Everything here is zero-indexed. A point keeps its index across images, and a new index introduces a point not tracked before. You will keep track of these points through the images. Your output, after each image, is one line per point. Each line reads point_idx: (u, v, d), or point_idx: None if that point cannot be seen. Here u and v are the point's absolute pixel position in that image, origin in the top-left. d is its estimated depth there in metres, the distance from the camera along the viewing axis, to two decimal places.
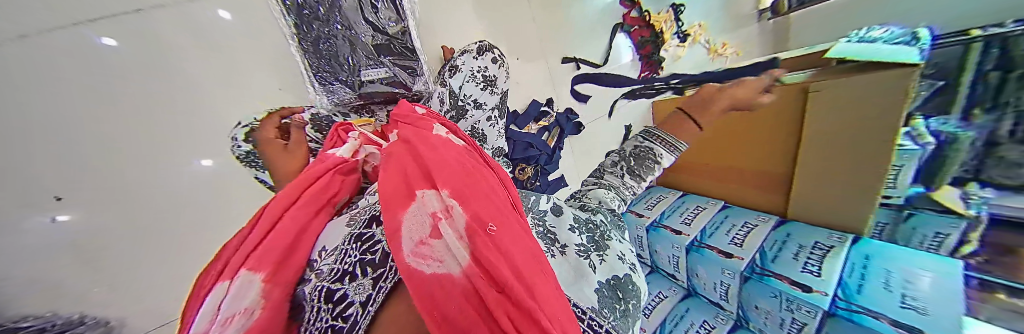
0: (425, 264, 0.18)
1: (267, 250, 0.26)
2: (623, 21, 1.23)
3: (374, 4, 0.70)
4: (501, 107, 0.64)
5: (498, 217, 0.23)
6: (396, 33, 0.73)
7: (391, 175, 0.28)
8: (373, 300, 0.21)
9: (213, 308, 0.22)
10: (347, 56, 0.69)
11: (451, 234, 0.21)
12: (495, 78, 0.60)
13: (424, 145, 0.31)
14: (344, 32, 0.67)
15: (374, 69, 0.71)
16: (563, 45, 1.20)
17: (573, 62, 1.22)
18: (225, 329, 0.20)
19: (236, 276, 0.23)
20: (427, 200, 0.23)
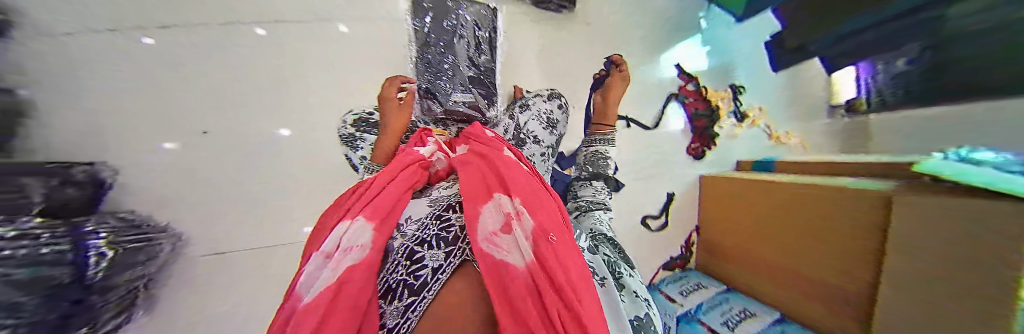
0: (497, 252, 0.24)
1: (377, 204, 0.31)
2: (677, 91, 1.15)
3: (479, 54, 0.85)
4: (554, 145, 0.67)
5: (558, 231, 0.26)
6: (484, 70, 0.85)
7: (470, 177, 0.35)
8: (439, 270, 0.25)
9: (338, 237, 0.28)
10: (450, 86, 0.79)
11: (520, 233, 0.25)
12: (557, 122, 0.67)
13: (498, 163, 0.36)
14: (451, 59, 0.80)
15: (466, 96, 0.81)
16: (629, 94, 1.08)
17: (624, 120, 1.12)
18: (346, 255, 0.26)
19: (355, 219, 0.29)
20: (503, 203, 0.28)
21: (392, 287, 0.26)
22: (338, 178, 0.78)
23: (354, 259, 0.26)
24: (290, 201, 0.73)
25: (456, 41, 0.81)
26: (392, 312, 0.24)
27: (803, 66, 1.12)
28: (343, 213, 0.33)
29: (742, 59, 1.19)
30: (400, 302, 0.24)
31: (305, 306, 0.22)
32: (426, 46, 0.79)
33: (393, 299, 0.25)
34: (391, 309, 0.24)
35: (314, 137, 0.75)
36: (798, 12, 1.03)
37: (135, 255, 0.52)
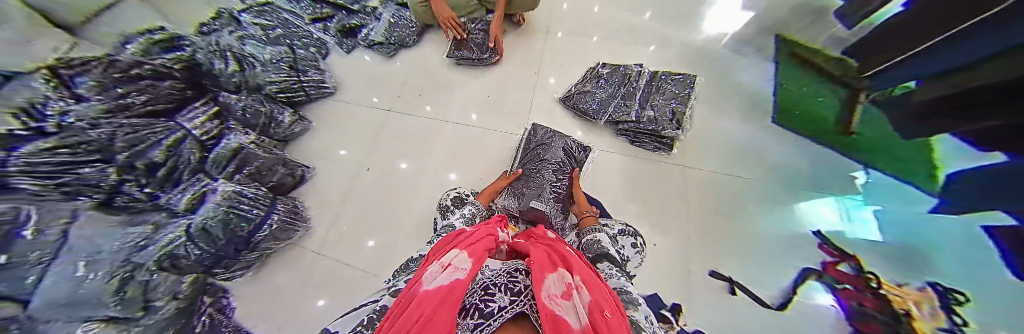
0: (555, 306, 0.22)
1: (474, 246, 0.35)
2: (821, 269, 0.63)
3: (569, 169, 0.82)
4: (605, 253, 0.52)
5: (614, 317, 0.24)
6: (567, 183, 0.79)
7: (540, 251, 0.35)
8: (505, 309, 0.22)
9: (445, 259, 0.32)
10: (536, 188, 0.76)
11: (578, 302, 0.24)
12: (628, 261, 0.55)
13: (564, 250, 0.38)
14: (540, 168, 0.79)
15: (540, 200, 0.74)
16: (734, 231, 0.75)
17: (726, 280, 0.69)
18: (450, 272, 0.28)
19: (458, 250, 0.33)
20: (564, 275, 0.29)
21: (468, 306, 0.24)
22: (417, 220, 0.83)
23: (457, 277, 0.27)
24: (376, 225, 0.83)
25: (554, 152, 0.83)
26: (464, 326, 0.21)
27: (1019, 291, 0.38)
28: (447, 246, 0.38)
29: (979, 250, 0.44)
30: (473, 319, 0.22)
31: (426, 295, 0.25)
32: (527, 150, 0.85)
33: (468, 315, 0.22)
34: (465, 324, 0.21)
35: (416, 182, 0.89)
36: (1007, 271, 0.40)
37: (282, 233, 0.73)
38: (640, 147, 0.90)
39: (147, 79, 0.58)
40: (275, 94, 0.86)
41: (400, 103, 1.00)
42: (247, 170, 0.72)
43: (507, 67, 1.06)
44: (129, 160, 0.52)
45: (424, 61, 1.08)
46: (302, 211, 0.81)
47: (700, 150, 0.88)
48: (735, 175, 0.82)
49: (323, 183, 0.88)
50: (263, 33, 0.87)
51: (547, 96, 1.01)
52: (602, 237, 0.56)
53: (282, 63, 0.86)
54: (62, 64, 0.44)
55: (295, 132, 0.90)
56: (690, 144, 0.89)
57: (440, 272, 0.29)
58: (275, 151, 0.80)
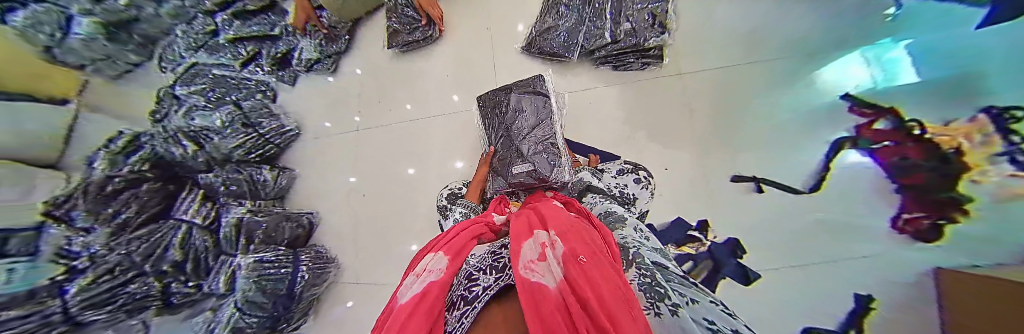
0: (531, 274, 0.20)
1: (451, 242, 0.32)
2: (855, 134, 0.55)
3: (538, 106, 0.61)
4: (590, 187, 0.56)
5: (594, 258, 0.22)
6: (544, 122, 0.59)
7: (516, 222, 0.32)
8: (488, 288, 0.22)
9: (420, 267, 0.29)
10: (513, 150, 0.59)
11: (556, 259, 0.22)
12: (634, 197, 0.55)
13: (544, 209, 0.35)
14: (506, 129, 0.61)
15: (524, 161, 0.57)
16: (747, 123, 0.68)
17: (750, 182, 0.65)
18: (424, 277, 0.26)
19: (434, 253, 0.30)
20: (540, 235, 0.26)
21: (455, 300, 0.22)
22: (431, 224, 0.84)
23: (430, 280, 0.24)
24: (396, 240, 0.85)
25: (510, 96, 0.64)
26: (452, 319, 0.20)
27: None
28: (427, 251, 0.35)
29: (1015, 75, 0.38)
30: (461, 309, 0.21)
31: (397, 311, 0.22)
32: (485, 116, 0.67)
33: (455, 307, 0.21)
34: (453, 317, 0.20)
35: (418, 189, 0.88)
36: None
37: (316, 278, 0.78)
38: (626, 70, 0.81)
39: (126, 190, 0.59)
40: (247, 157, 0.83)
41: (369, 115, 0.96)
42: (260, 234, 0.74)
43: (458, 35, 0.95)
44: (158, 266, 0.58)
45: (369, 61, 0.99)
46: (325, 252, 0.85)
47: (691, 48, 0.78)
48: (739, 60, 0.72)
49: (337, 217, 0.91)
50: (205, 97, 0.81)
51: (508, 49, 0.90)
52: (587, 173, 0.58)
53: (237, 124, 0.80)
54: (53, 206, 0.47)
55: (283, 183, 0.90)
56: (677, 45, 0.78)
57: (413, 281, 0.26)
58: (276, 210, 0.83)
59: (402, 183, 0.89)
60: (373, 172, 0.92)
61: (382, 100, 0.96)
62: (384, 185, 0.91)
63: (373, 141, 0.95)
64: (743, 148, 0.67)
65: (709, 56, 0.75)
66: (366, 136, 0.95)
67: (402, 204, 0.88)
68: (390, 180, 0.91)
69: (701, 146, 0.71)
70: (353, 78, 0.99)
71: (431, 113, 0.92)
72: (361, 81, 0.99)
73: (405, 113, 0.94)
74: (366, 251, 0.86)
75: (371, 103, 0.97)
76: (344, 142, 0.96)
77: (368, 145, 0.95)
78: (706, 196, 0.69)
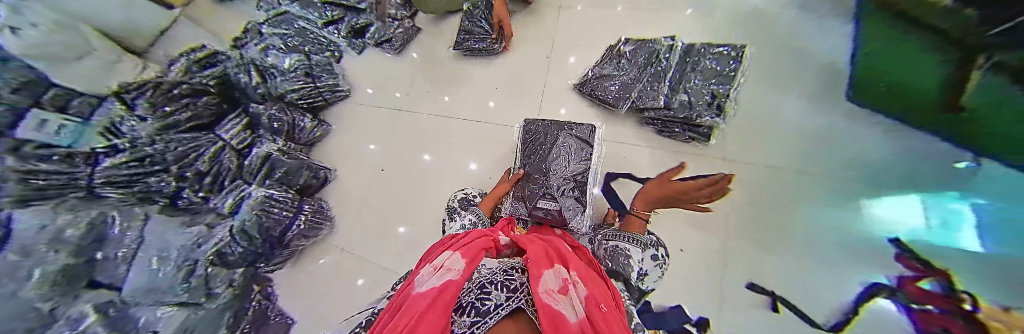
0: (552, 301, 0.20)
1: (470, 247, 0.31)
2: (895, 285, 0.50)
3: (579, 153, 0.60)
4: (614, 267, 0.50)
5: (613, 313, 0.21)
6: (580, 169, 0.58)
7: (535, 246, 0.31)
8: (500, 307, 0.21)
9: (437, 262, 0.29)
10: (543, 185, 0.59)
11: (576, 297, 0.21)
12: (642, 274, 0.51)
13: (563, 245, 0.34)
14: (543, 161, 0.61)
15: (551, 200, 0.57)
16: (780, 232, 0.64)
17: (768, 297, 0.61)
18: (442, 273, 0.25)
19: (451, 253, 0.30)
20: (560, 270, 0.26)
21: (463, 304, 0.22)
22: (432, 219, 0.83)
23: (448, 277, 0.24)
24: (394, 222, 0.86)
25: (558, 132, 0.62)
26: (460, 323, 0.20)
27: None
28: (444, 248, 0.35)
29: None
30: (469, 316, 0.20)
31: (415, 300, 0.22)
32: (524, 138, 0.66)
33: (464, 313, 0.21)
34: (461, 322, 0.20)
35: (433, 181, 0.89)
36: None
37: (310, 231, 0.79)
38: (672, 138, 0.79)
39: (189, 97, 0.69)
40: (297, 101, 0.89)
41: (414, 99, 1.01)
42: (278, 172, 0.77)
43: (517, 55, 0.99)
44: (182, 170, 0.65)
45: (432, 51, 1.05)
46: (328, 212, 0.87)
47: (746, 137, 0.73)
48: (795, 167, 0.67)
49: (350, 179, 0.93)
50: (281, 41, 0.92)
51: (562, 81, 0.93)
52: (616, 239, 0.54)
53: (299, 71, 0.89)
54: (122, 90, 0.57)
55: (316, 135, 0.93)
56: (735, 131, 0.74)
57: (431, 273, 0.27)
58: (303, 157, 0.85)
59: (421, 169, 0.91)
60: (398, 151, 0.95)
61: (431, 88, 1.01)
62: (403, 165, 0.93)
63: (409, 122, 0.98)
64: (772, 256, 0.63)
65: (766, 150, 0.70)
66: (405, 116, 0.99)
67: (412, 189, 0.89)
68: (412, 162, 0.93)
69: (724, 240, 0.68)
70: (412, 61, 1.05)
71: (471, 116, 0.94)
72: (418, 66, 1.04)
73: (446, 107, 0.98)
74: (362, 221, 0.87)
75: (420, 88, 1.02)
76: (383, 114, 1.01)
77: (403, 124, 0.98)
78: (715, 291, 0.65)
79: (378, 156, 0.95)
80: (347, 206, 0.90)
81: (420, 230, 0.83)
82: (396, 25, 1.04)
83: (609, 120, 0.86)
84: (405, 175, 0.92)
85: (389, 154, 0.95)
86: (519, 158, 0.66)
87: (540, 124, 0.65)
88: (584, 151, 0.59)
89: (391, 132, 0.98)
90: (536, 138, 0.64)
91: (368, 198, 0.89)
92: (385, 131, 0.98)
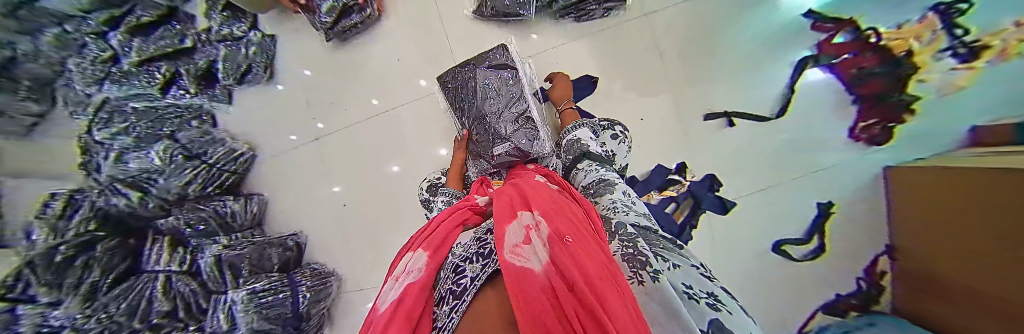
0: (514, 258, 0.18)
1: (434, 236, 0.29)
2: (816, 51, 0.58)
3: (507, 83, 0.57)
4: (587, 152, 0.49)
5: (581, 236, 0.20)
6: (516, 96, 0.56)
7: (499, 202, 0.29)
8: (476, 279, 0.21)
9: (402, 268, 0.26)
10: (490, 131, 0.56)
11: (539, 240, 0.20)
12: (614, 154, 0.51)
13: (529, 186, 0.32)
14: (478, 108, 0.57)
15: (505, 141, 0.53)
16: (714, 57, 0.67)
17: (722, 118, 0.66)
18: (408, 279, 0.23)
19: (415, 251, 0.27)
20: (524, 217, 0.24)
21: (443, 296, 0.21)
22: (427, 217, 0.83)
23: (411, 283, 0.22)
24: (396, 242, 0.85)
25: (479, 65, 0.60)
26: (441, 314, 0.20)
27: None
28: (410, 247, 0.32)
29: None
30: (449, 302, 0.20)
31: (377, 322, 0.20)
32: (452, 99, 0.63)
33: (444, 302, 0.21)
34: (441, 313, 0.20)
35: (404, 185, 0.85)
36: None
37: (320, 293, 0.77)
38: (590, 20, 0.74)
39: (80, 255, 0.53)
40: (206, 189, 0.75)
41: (328, 120, 0.89)
42: (245, 263, 0.70)
43: (401, 15, 0.84)
44: (147, 320, 0.58)
45: (311, 59, 0.89)
46: (323, 269, 0.84)
47: None
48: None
49: (324, 230, 0.88)
50: (130, 135, 0.69)
51: (459, 17, 0.81)
52: (579, 131, 0.53)
53: (179, 156, 0.71)
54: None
55: (255, 208, 0.83)
56: None
57: (393, 284, 0.24)
58: (256, 238, 0.77)
59: (384, 183, 0.87)
60: (351, 178, 0.88)
61: (338, 99, 0.88)
62: (366, 188, 0.88)
63: (341, 145, 0.89)
64: (715, 82, 0.67)
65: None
66: (332, 143, 0.89)
67: (388, 205, 0.86)
68: (370, 181, 0.87)
69: (673, 91, 0.70)
70: (298, 82, 0.89)
71: (396, 104, 0.86)
72: (307, 83, 0.89)
73: (366, 110, 0.87)
74: (364, 256, 0.86)
75: (326, 105, 0.89)
76: (311, 152, 0.90)
77: (337, 151, 0.89)
78: (683, 138, 0.70)
79: (337, 194, 0.89)
80: (340, 252, 0.87)
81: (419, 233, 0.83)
82: (244, 47, 0.83)
83: (527, 32, 0.78)
84: (373, 195, 0.87)
85: (344, 186, 0.89)
86: (459, 120, 0.63)
87: (460, 73, 0.61)
88: (510, 77, 0.58)
89: (331, 165, 0.89)
90: (462, 91, 0.60)
91: (355, 236, 0.87)
92: (325, 167, 0.90)
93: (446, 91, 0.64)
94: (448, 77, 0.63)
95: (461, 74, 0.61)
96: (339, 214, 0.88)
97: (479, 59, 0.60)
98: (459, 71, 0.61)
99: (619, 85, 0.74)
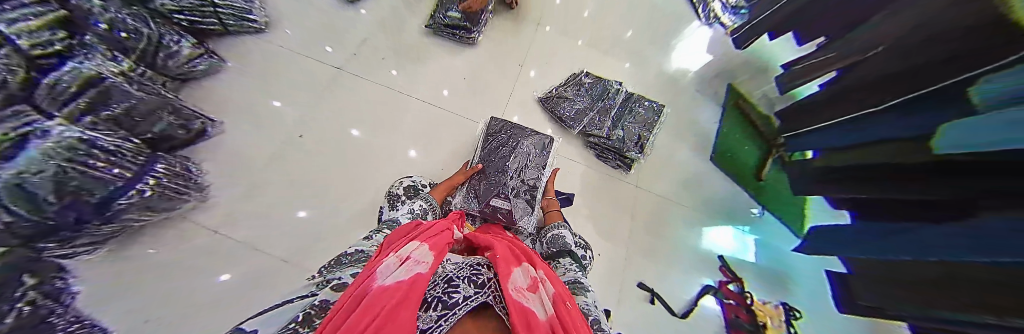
0: (523, 297, 0.25)
1: (435, 243, 0.34)
2: (716, 285, 0.77)
3: (536, 158, 0.67)
4: (567, 251, 0.54)
5: (563, 304, 0.28)
6: (537, 173, 0.66)
7: (501, 246, 0.36)
8: (469, 299, 0.23)
9: (401, 253, 0.30)
10: (498, 184, 0.63)
11: (543, 294, 0.27)
12: None
13: (519, 245, 0.39)
14: (504, 160, 0.65)
15: (504, 198, 0.61)
16: (663, 247, 0.83)
17: (648, 293, 0.76)
18: (409, 267, 0.27)
19: (416, 246, 0.32)
20: (526, 270, 0.31)
21: (429, 299, 0.23)
22: (358, 208, 0.73)
23: (413, 273, 0.26)
24: (308, 213, 0.69)
25: (524, 135, 0.69)
26: (425, 318, 0.21)
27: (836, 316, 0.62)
28: (405, 240, 0.36)
29: (812, 283, 0.69)
30: (436, 310, 0.22)
31: (381, 296, 0.22)
32: (488, 138, 0.70)
33: (430, 307, 0.22)
34: (427, 315, 0.21)
35: (364, 163, 0.78)
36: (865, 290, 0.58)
37: (161, 203, 0.55)
38: (604, 162, 0.91)
39: None
40: (173, 15, 0.67)
41: (359, 65, 0.86)
42: (116, 108, 0.51)
43: (487, 55, 0.97)
44: None
45: (394, 24, 0.94)
46: (196, 176, 0.63)
47: (656, 172, 0.92)
48: (678, 200, 0.90)
49: (243, 145, 0.71)
50: None
51: (525, 91, 0.95)
52: (561, 228, 0.60)
53: None
54: None
55: (198, 70, 0.71)
56: (651, 166, 0.92)
57: (393, 269, 0.27)
58: (168, 94, 0.63)
59: (356, 149, 0.78)
60: (325, 122, 0.79)
61: (383, 59, 0.88)
62: (332, 142, 0.78)
63: (347, 90, 0.83)
64: (659, 266, 0.81)
65: (664, 185, 0.91)
66: (343, 83, 0.83)
67: (339, 173, 0.75)
68: (342, 139, 0.79)
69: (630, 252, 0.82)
70: (364, 25, 0.91)
71: (427, 102, 0.87)
72: (372, 32, 0.91)
73: (398, 85, 0.87)
74: (256, 202, 0.67)
75: (369, 55, 0.88)
76: (314, 75, 0.82)
77: (338, 92, 0.82)
78: (617, 292, 0.76)
79: (297, 125, 0.77)
80: (232, 178, 0.67)
81: (341, 221, 0.70)
82: None
83: (562, 136, 0.92)
84: (332, 153, 0.77)
85: (313, 123, 0.78)
86: (480, 156, 0.68)
87: (508, 129, 0.70)
88: (541, 156, 0.67)
89: (321, 99, 0.80)
90: (500, 140, 0.68)
91: (269, 177, 0.70)
92: (314, 95, 0.80)
93: (489, 129, 0.71)
94: (499, 123, 0.71)
95: (507, 130, 0.69)
96: (277, 143, 0.74)
97: (530, 131, 0.70)
98: (507, 126, 0.70)
99: (599, 220, 0.85)
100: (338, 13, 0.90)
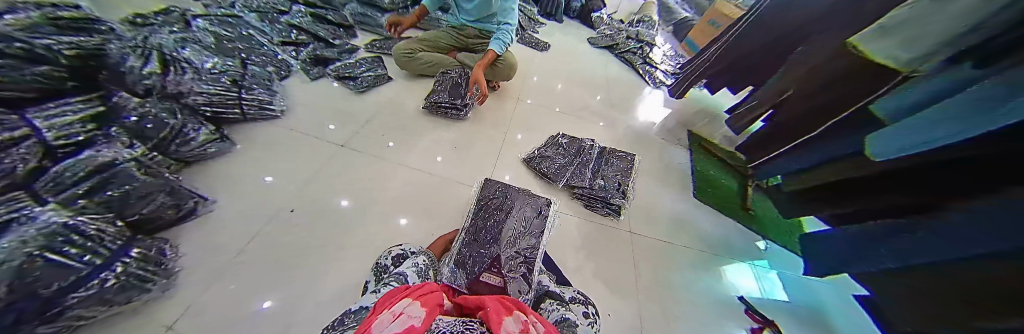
0: None
1: (426, 302, 0.31)
2: None
3: (531, 219, 0.69)
4: (547, 293, 0.58)
5: None
6: (535, 233, 0.66)
7: (491, 301, 0.34)
8: None
9: (393, 308, 0.27)
10: (495, 247, 0.62)
11: None
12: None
13: (508, 299, 0.37)
14: (499, 222, 0.67)
15: (502, 263, 0.59)
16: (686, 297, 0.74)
17: None
18: (403, 319, 0.24)
19: (409, 303, 0.29)
20: (516, 317, 0.29)
21: None
22: (337, 287, 0.62)
23: (408, 326, 0.23)
24: (277, 295, 0.58)
25: (517, 197, 0.73)
26: None
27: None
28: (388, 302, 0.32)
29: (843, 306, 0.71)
30: None
31: None
32: (481, 201, 0.73)
33: None
34: None
35: (347, 234, 0.71)
36: (896, 313, 0.55)
37: (123, 293, 0.47)
38: (594, 211, 0.90)
39: None
40: (199, 107, 0.78)
41: (359, 141, 0.94)
42: (116, 192, 0.52)
43: (475, 127, 1.09)
44: None
45: (393, 108, 1.08)
46: (168, 261, 0.56)
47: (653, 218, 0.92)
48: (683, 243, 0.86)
49: (222, 223, 0.66)
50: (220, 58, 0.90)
51: (513, 154, 1.03)
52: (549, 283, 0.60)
53: (225, 78, 0.85)
54: None
55: (208, 153, 0.75)
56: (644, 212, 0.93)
57: (388, 320, 0.24)
58: (173, 179, 0.64)
59: (346, 218, 0.74)
60: (318, 193, 0.78)
61: (383, 135, 0.97)
62: (320, 213, 0.74)
63: (345, 164, 0.86)
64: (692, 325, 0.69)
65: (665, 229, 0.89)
66: (342, 157, 0.88)
67: (323, 245, 0.68)
68: (333, 209, 0.76)
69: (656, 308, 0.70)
70: (367, 110, 1.04)
71: (421, 169, 0.91)
72: (373, 114, 1.03)
73: (394, 156, 0.93)
74: (216, 288, 0.57)
75: (369, 132, 0.97)
76: (315, 152, 0.87)
77: (336, 165, 0.85)
78: None
79: (288, 199, 0.75)
80: (198, 260, 0.59)
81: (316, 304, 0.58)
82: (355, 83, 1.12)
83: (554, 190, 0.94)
84: (319, 223, 0.72)
85: (305, 196, 0.77)
86: (472, 219, 0.68)
87: (499, 192, 0.74)
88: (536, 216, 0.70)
89: (318, 172, 0.82)
90: (492, 203, 0.72)
91: (240, 256, 0.62)
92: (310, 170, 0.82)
93: (480, 192, 0.75)
94: (489, 186, 0.76)
95: (498, 193, 0.74)
96: (262, 217, 0.70)
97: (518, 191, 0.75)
98: (501, 190, 0.75)
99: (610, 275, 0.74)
100: (345, 102, 1.04)
